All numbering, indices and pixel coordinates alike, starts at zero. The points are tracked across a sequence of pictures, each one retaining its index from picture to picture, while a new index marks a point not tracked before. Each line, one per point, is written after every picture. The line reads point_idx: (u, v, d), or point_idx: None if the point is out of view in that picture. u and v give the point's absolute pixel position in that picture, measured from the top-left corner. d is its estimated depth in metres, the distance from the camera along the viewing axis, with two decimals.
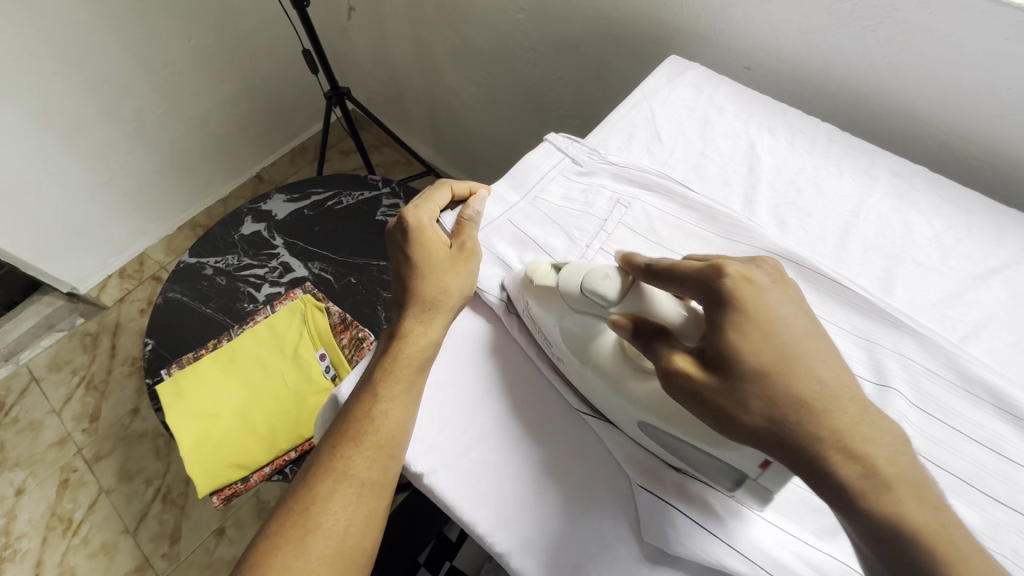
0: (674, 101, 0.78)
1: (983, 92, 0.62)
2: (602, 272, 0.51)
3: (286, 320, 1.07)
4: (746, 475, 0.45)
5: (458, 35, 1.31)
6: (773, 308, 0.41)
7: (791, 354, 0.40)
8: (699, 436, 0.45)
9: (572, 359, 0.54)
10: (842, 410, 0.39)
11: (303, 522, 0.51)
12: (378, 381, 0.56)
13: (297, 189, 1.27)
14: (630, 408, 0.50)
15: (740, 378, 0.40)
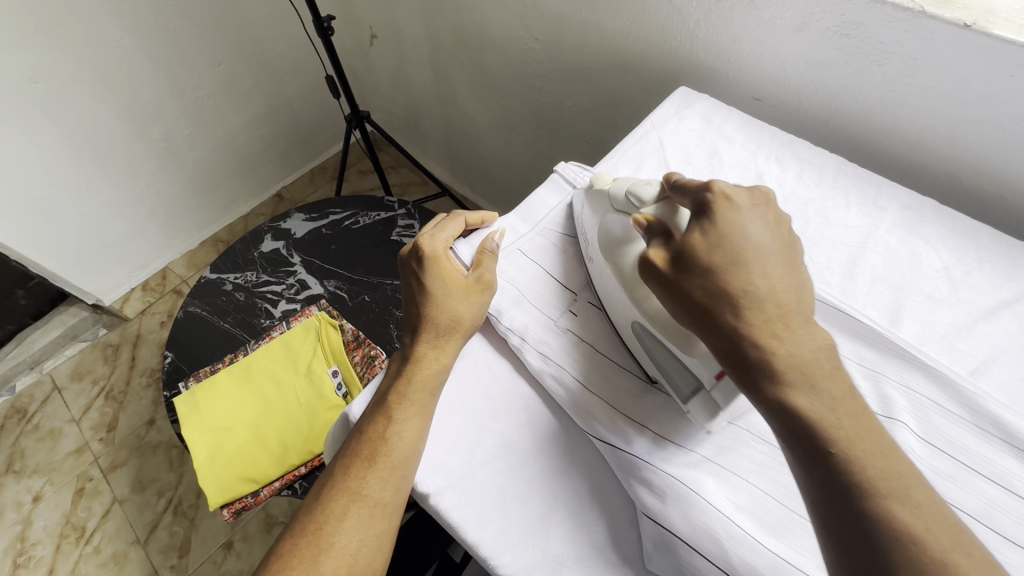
0: (682, 131, 0.76)
1: (991, 125, 0.63)
2: (644, 181, 0.56)
3: (300, 337, 1.08)
4: (703, 383, 0.49)
5: (475, 62, 1.34)
6: (741, 221, 0.47)
7: (739, 256, 0.45)
8: (672, 336, 0.50)
9: (597, 259, 0.58)
10: (768, 303, 0.44)
11: (314, 544, 0.48)
12: (391, 398, 0.54)
13: (316, 209, 1.31)
14: (626, 308, 0.54)
15: (690, 270, 0.46)
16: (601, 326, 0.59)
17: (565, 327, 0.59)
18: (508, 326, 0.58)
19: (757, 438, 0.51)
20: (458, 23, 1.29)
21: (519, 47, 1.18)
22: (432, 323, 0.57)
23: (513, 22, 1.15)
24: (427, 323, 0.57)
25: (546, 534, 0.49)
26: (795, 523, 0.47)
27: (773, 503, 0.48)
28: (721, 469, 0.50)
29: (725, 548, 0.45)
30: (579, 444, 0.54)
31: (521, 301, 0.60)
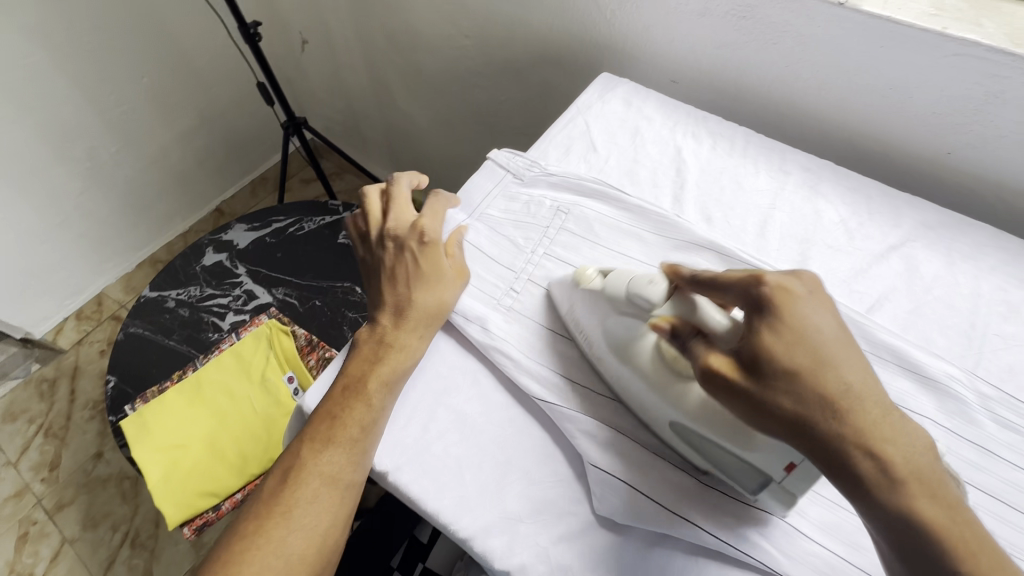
0: (606, 114, 0.81)
1: (871, 91, 0.71)
2: (647, 278, 0.53)
3: (251, 347, 1.06)
4: (771, 478, 0.45)
5: (408, 61, 1.35)
6: (807, 314, 0.41)
7: (823, 355, 0.40)
8: (721, 434, 0.47)
9: (612, 359, 0.55)
10: (863, 412, 0.39)
11: (283, 527, 0.49)
12: (366, 382, 0.54)
13: (258, 218, 1.29)
14: (663, 409, 0.51)
15: (770, 378, 0.41)
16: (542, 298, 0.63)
17: (509, 306, 0.62)
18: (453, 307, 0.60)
19: None
20: (388, 24, 1.30)
21: (450, 44, 1.21)
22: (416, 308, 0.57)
23: (442, 20, 1.17)
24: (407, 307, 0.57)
25: (502, 492, 0.52)
26: None
27: None
28: None
29: (660, 482, 0.51)
30: (527, 408, 0.57)
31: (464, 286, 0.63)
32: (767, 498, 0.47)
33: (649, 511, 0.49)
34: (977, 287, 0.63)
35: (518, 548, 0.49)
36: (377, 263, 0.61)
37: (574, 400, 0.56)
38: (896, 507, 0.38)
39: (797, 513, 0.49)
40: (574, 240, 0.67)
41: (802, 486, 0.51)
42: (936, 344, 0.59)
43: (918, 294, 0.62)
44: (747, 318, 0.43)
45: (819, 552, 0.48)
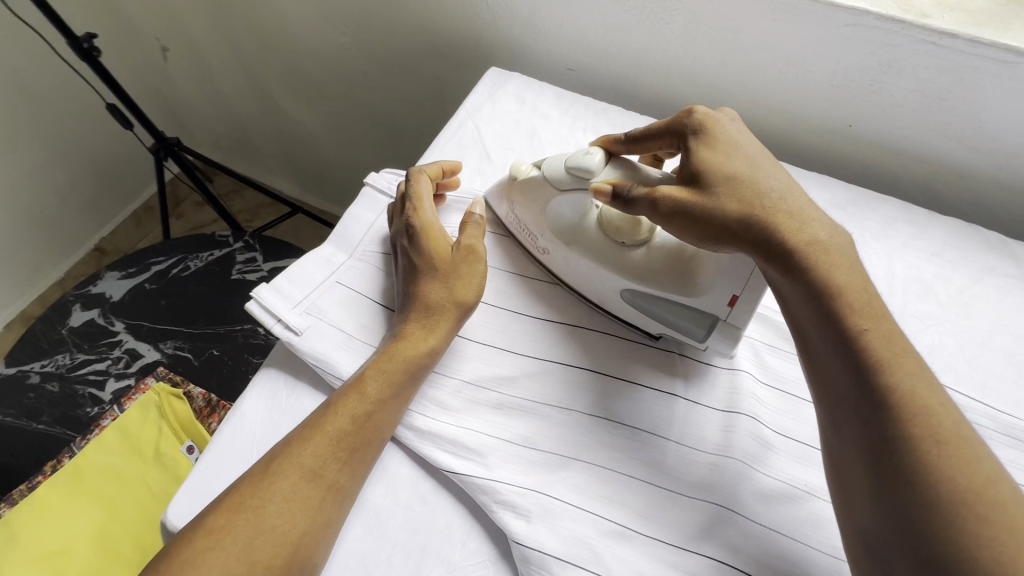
0: (498, 114, 0.73)
1: (770, 68, 0.67)
2: (584, 150, 0.52)
3: (139, 419, 0.92)
4: (717, 317, 0.50)
5: (284, 64, 1.20)
6: (732, 134, 0.49)
7: (752, 160, 0.47)
8: (673, 285, 0.51)
9: (558, 244, 0.56)
10: (790, 202, 0.45)
11: (250, 519, 0.42)
12: (374, 369, 0.49)
13: (132, 262, 1.12)
14: (611, 277, 0.53)
15: (713, 185, 0.46)
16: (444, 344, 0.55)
17: None
18: (339, 374, 0.51)
19: (610, 424, 0.50)
20: (255, 24, 1.14)
21: (329, 43, 1.08)
22: (438, 300, 0.52)
23: (314, 17, 1.03)
24: (429, 298, 0.52)
25: None
26: (661, 498, 0.47)
27: (638, 486, 0.48)
28: (589, 464, 0.49)
29: (592, 548, 0.45)
30: (438, 479, 0.49)
31: (350, 342, 0.53)
32: (715, 342, 0.51)
33: None
34: (891, 266, 0.61)
35: None
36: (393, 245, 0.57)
37: (491, 463, 0.48)
38: (846, 312, 0.41)
39: (739, 552, 0.45)
40: None
41: (742, 521, 0.46)
42: None
43: None
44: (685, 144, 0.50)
45: None
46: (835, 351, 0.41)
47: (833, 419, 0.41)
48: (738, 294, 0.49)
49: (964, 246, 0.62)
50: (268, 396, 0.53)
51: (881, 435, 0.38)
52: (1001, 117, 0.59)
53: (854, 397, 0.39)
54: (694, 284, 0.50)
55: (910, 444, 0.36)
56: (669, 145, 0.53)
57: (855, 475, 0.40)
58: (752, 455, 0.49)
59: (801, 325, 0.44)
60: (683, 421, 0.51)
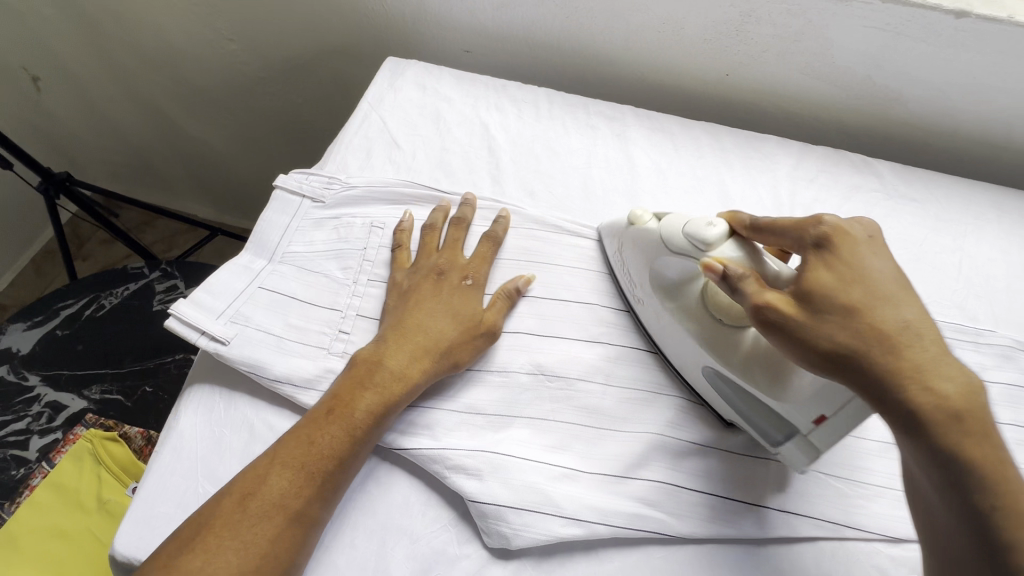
0: (401, 103, 0.73)
1: (649, 29, 0.71)
2: (705, 221, 0.48)
3: (74, 471, 0.87)
4: (800, 429, 0.45)
5: (173, 79, 1.14)
6: (866, 258, 0.42)
7: (880, 291, 0.40)
8: (759, 384, 0.46)
9: (653, 297, 0.53)
10: (924, 348, 0.37)
11: (228, 554, 0.41)
12: (363, 423, 0.47)
13: (37, 310, 1.03)
14: (698, 352, 0.49)
15: (826, 311, 0.39)
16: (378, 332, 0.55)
17: (343, 351, 0.53)
18: (278, 376, 0.51)
19: (544, 378, 0.53)
20: (133, 39, 1.07)
21: (217, 52, 1.04)
22: (443, 343, 0.52)
23: (195, 24, 0.99)
24: (433, 338, 0.52)
25: (383, 563, 0.46)
26: (603, 436, 0.51)
27: (580, 429, 0.51)
28: (533, 418, 0.52)
29: (545, 493, 0.47)
30: (390, 459, 0.50)
31: (282, 344, 0.53)
32: (790, 450, 0.48)
33: (539, 525, 0.46)
34: (778, 196, 0.67)
35: None
36: (393, 283, 0.56)
37: (440, 433, 0.50)
38: (977, 484, 0.34)
39: (676, 470, 0.50)
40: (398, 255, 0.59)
41: (674, 441, 0.51)
42: None
43: None
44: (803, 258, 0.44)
45: (702, 500, 0.49)
46: (953, 516, 0.35)
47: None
48: (826, 415, 0.43)
49: (833, 169, 0.70)
50: (204, 412, 0.52)
51: None
52: (846, 51, 0.67)
53: (966, 571, 0.34)
54: (781, 387, 0.45)
55: None
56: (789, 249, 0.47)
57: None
58: (674, 383, 0.54)
59: (917, 474, 0.38)
60: (614, 364, 0.55)
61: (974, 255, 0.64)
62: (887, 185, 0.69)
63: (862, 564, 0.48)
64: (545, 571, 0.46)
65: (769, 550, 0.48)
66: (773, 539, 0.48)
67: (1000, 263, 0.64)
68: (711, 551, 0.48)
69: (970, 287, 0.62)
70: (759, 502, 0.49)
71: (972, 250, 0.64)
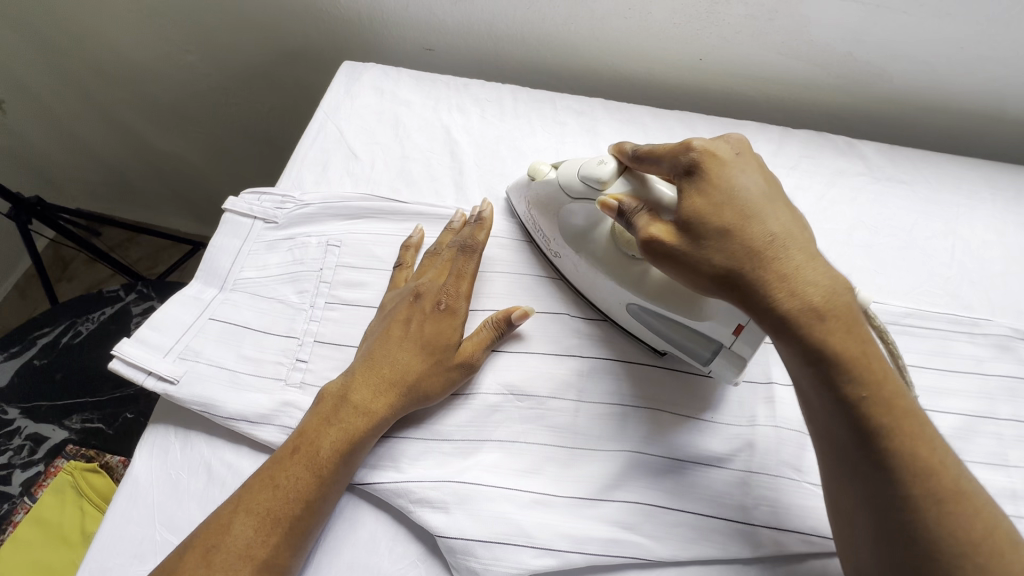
0: (358, 110, 0.70)
1: (614, 16, 0.67)
2: (597, 161, 0.50)
3: (56, 504, 0.85)
4: (722, 344, 0.47)
5: (137, 95, 1.10)
6: (733, 174, 0.42)
7: (747, 207, 0.40)
8: (676, 305, 0.47)
9: (568, 250, 0.53)
10: (789, 255, 0.39)
11: None
12: (327, 461, 0.45)
13: (12, 341, 1.01)
14: (618, 290, 0.50)
15: (704, 235, 0.40)
16: (337, 357, 0.52)
17: (301, 380, 0.51)
18: (232, 414, 0.48)
19: (513, 397, 0.51)
20: (92, 56, 1.03)
21: (176, 64, 1.00)
22: (410, 377, 0.49)
23: (149, 36, 0.95)
24: (397, 367, 0.49)
25: None
26: (576, 456, 0.49)
27: (551, 451, 0.49)
28: (502, 441, 0.49)
29: (516, 523, 0.45)
30: (353, 494, 0.48)
31: (236, 378, 0.50)
32: (720, 369, 0.48)
33: (510, 558, 0.44)
34: None
35: None
36: (381, 306, 0.53)
37: (403, 462, 0.48)
38: (850, 379, 0.36)
39: (653, 488, 0.47)
40: (357, 274, 0.56)
41: (651, 458, 0.48)
42: None
43: None
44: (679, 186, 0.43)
45: (682, 519, 0.46)
46: (828, 415, 0.38)
47: (829, 470, 0.39)
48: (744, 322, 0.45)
49: (817, 154, 0.66)
50: (159, 454, 0.49)
51: (871, 487, 0.36)
52: (824, 28, 0.63)
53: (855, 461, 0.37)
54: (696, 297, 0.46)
55: (899, 506, 0.35)
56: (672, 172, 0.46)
57: (843, 509, 0.39)
58: (651, 394, 0.51)
59: (794, 375, 0.41)
60: (587, 380, 0.52)
61: (968, 238, 0.60)
62: (873, 167, 0.65)
63: None
64: None
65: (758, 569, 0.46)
66: (762, 559, 0.45)
67: (996, 246, 0.60)
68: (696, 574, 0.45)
69: (964, 274, 0.58)
70: (743, 519, 0.46)
71: (966, 233, 0.61)
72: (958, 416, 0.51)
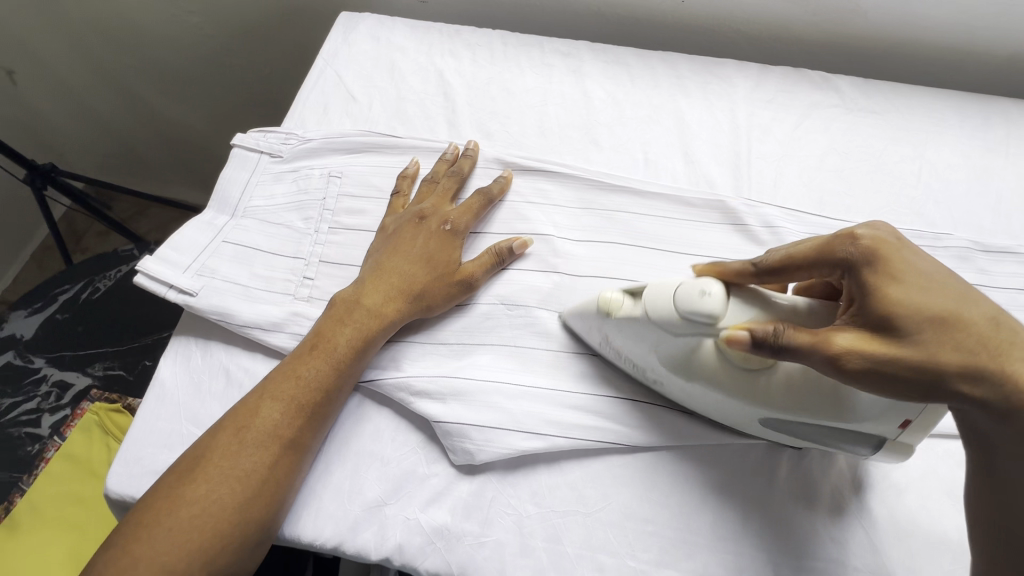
0: (356, 56, 0.73)
1: None
2: (697, 289, 0.42)
3: (83, 442, 0.91)
4: (886, 437, 0.43)
5: (143, 60, 1.14)
6: (916, 257, 0.39)
7: (953, 293, 0.37)
8: (828, 411, 0.42)
9: (675, 381, 0.47)
10: (1016, 341, 0.36)
11: (223, 476, 0.44)
12: (350, 360, 0.50)
13: (36, 296, 1.06)
14: (749, 411, 0.44)
15: (920, 334, 0.36)
16: (341, 275, 0.57)
17: (308, 295, 0.55)
18: (248, 322, 0.53)
19: (504, 306, 0.55)
20: (99, 21, 1.07)
21: (180, 27, 1.04)
22: (416, 286, 0.53)
23: None
24: (405, 279, 0.53)
25: (359, 488, 0.49)
26: (562, 358, 0.53)
27: (539, 354, 0.53)
28: (494, 346, 0.53)
29: (506, 411, 0.50)
30: (360, 392, 0.53)
31: (249, 293, 0.55)
32: (878, 455, 0.45)
33: (502, 440, 0.48)
34: (735, 120, 0.67)
35: (390, 527, 0.47)
36: (383, 228, 0.58)
37: (405, 363, 0.52)
38: None
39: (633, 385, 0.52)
40: (357, 202, 0.60)
41: None
42: (715, 183, 0.63)
43: (689, 144, 0.66)
44: (855, 279, 0.39)
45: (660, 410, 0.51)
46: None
47: None
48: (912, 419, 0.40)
49: (793, 88, 0.69)
50: (183, 361, 0.55)
51: None
52: None
53: None
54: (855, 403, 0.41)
55: None
56: (821, 275, 0.42)
57: None
58: None
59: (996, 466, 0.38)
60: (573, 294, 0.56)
61: (935, 162, 0.64)
62: (846, 100, 0.68)
63: (816, 460, 0.50)
64: (511, 482, 0.49)
65: (730, 452, 0.50)
66: (733, 442, 0.49)
67: (961, 169, 0.63)
68: (674, 458, 0.50)
69: (929, 194, 0.62)
70: None
71: (933, 157, 0.64)
72: None
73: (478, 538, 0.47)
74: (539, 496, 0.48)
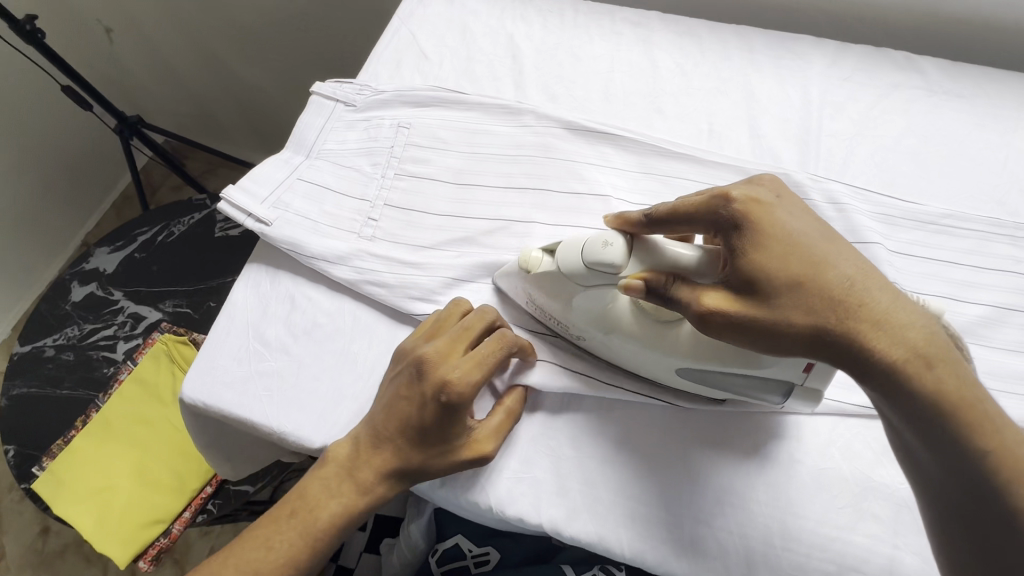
0: (429, 17, 0.76)
1: None
2: (601, 240, 0.44)
3: (153, 369, 0.99)
4: (794, 383, 0.44)
5: (227, 22, 1.20)
6: (781, 219, 0.38)
7: (814, 256, 0.37)
8: (735, 359, 0.43)
9: (594, 333, 0.49)
10: (875, 300, 0.36)
11: (326, 515, 0.47)
12: (409, 447, 0.46)
13: (119, 235, 1.14)
14: (663, 359, 0.46)
15: (773, 295, 0.37)
16: (403, 218, 0.59)
17: (371, 234, 0.58)
18: (316, 253, 0.57)
19: None
20: None
21: None
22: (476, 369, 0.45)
23: None
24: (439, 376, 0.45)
25: None
26: None
27: None
28: None
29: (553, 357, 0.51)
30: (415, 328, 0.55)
31: (318, 228, 0.58)
32: (793, 402, 0.46)
33: (546, 384, 0.50)
34: (808, 96, 0.66)
35: None
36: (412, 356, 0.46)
37: None
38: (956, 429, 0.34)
39: None
40: (422, 152, 0.63)
41: None
42: (780, 158, 0.62)
43: (757, 118, 0.65)
44: (726, 242, 0.40)
45: None
46: (943, 469, 0.34)
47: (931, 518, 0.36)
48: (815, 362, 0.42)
49: (873, 68, 0.67)
50: (254, 286, 0.59)
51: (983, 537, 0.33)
52: None
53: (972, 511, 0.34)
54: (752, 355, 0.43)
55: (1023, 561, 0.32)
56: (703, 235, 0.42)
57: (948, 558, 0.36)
58: None
59: (890, 420, 0.37)
60: None
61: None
62: (930, 82, 0.65)
63: (863, 437, 0.49)
64: (555, 424, 0.51)
65: (774, 419, 0.49)
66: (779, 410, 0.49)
67: None
68: (716, 419, 0.50)
69: (1014, 182, 0.59)
70: None
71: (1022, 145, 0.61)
72: (989, 307, 0.53)
73: (516, 474, 0.49)
74: (578, 441, 0.50)
